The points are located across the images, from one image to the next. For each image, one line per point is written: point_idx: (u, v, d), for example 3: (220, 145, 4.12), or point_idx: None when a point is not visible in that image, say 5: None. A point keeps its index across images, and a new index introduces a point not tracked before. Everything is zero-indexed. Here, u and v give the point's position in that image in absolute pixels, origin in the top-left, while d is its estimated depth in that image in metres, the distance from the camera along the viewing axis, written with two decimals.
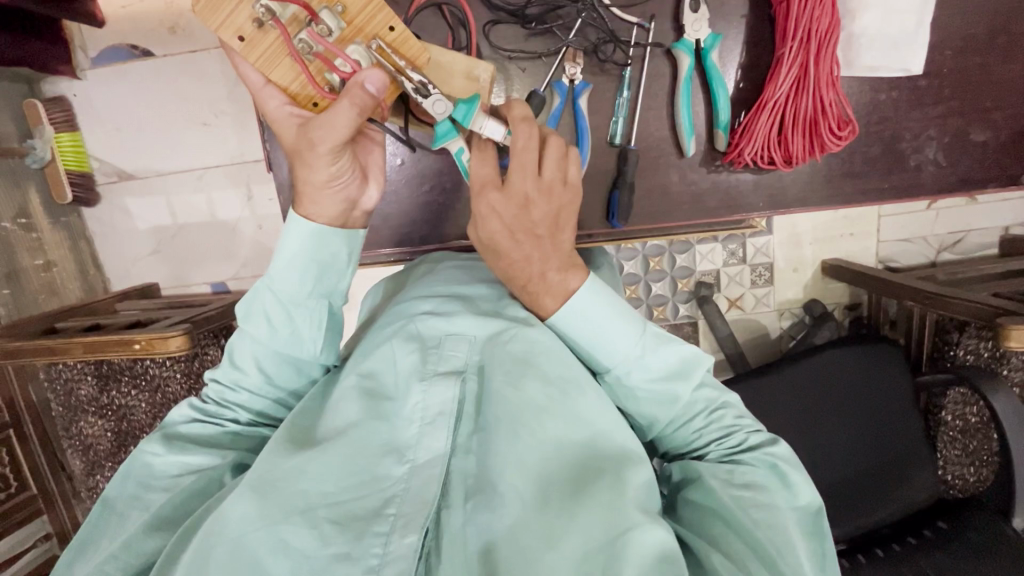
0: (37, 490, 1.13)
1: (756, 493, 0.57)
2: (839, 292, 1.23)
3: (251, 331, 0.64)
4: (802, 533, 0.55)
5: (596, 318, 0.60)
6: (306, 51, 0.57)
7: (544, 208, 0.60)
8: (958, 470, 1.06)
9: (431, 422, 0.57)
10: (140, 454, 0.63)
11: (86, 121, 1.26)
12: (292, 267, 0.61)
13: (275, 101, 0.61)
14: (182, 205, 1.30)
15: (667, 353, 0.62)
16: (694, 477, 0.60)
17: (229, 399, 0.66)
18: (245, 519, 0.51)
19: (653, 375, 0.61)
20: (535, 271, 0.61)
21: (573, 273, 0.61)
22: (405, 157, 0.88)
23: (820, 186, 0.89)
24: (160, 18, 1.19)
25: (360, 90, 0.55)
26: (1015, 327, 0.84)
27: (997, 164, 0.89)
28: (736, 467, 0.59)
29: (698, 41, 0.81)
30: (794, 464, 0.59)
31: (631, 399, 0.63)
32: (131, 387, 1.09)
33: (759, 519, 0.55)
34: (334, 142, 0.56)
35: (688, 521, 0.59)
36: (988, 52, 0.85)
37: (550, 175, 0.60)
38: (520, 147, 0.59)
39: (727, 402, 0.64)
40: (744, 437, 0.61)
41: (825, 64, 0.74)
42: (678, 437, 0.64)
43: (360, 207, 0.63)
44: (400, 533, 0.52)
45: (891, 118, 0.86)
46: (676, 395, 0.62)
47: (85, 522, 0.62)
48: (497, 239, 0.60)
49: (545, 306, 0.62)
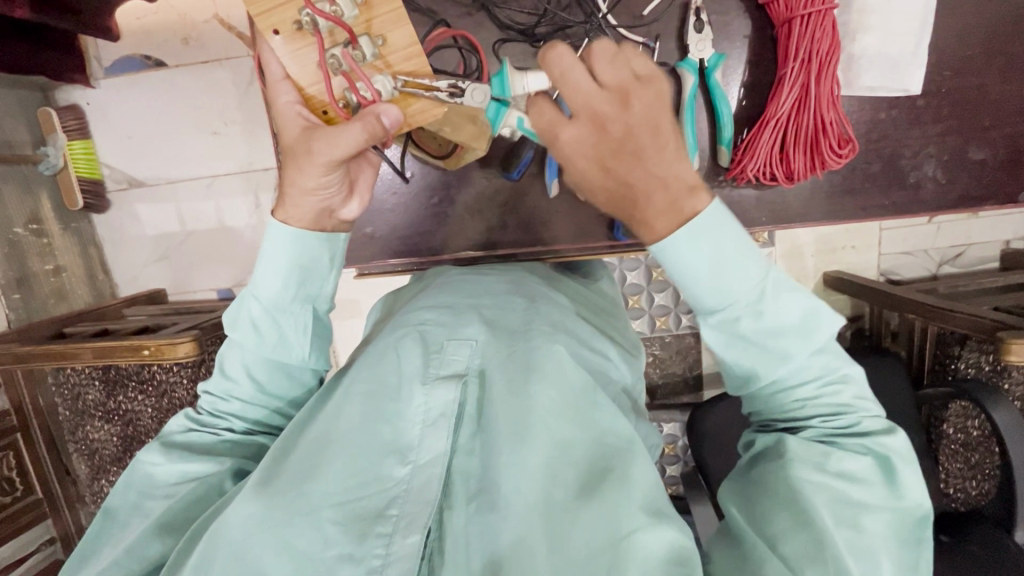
0: (42, 494, 1.13)
1: (850, 485, 0.51)
2: (841, 304, 1.24)
3: (237, 339, 0.65)
4: (892, 539, 0.50)
5: (702, 263, 0.51)
6: (335, 66, 0.62)
7: (626, 121, 0.48)
8: (959, 485, 1.06)
9: (432, 423, 0.58)
10: (140, 465, 0.64)
11: (99, 129, 1.28)
12: (274, 270, 0.61)
13: (286, 96, 0.62)
14: (192, 212, 1.32)
15: (791, 304, 0.54)
16: (779, 453, 0.55)
17: (222, 408, 0.68)
18: (250, 520, 0.52)
19: (766, 327, 0.53)
20: (654, 183, 0.49)
21: (692, 196, 0.51)
22: (414, 169, 0.89)
23: (821, 201, 0.91)
24: (173, 30, 1.22)
25: (376, 119, 0.56)
26: (1016, 341, 0.84)
27: (997, 182, 0.90)
28: (834, 451, 0.53)
29: (702, 60, 0.82)
30: (908, 461, 0.53)
31: (735, 354, 0.55)
32: (138, 392, 1.11)
33: (843, 517, 0.50)
34: (334, 158, 0.57)
35: (749, 503, 0.55)
36: (985, 73, 0.86)
37: (614, 81, 0.49)
38: (559, 73, 0.50)
39: (849, 376, 0.57)
40: (855, 420, 0.55)
41: (825, 84, 0.75)
42: (777, 403, 0.58)
43: (337, 217, 0.63)
44: (402, 533, 0.53)
45: (891, 135, 0.88)
46: (789, 353, 0.54)
47: (88, 531, 0.62)
48: (590, 179, 0.52)
49: (660, 233, 0.51)
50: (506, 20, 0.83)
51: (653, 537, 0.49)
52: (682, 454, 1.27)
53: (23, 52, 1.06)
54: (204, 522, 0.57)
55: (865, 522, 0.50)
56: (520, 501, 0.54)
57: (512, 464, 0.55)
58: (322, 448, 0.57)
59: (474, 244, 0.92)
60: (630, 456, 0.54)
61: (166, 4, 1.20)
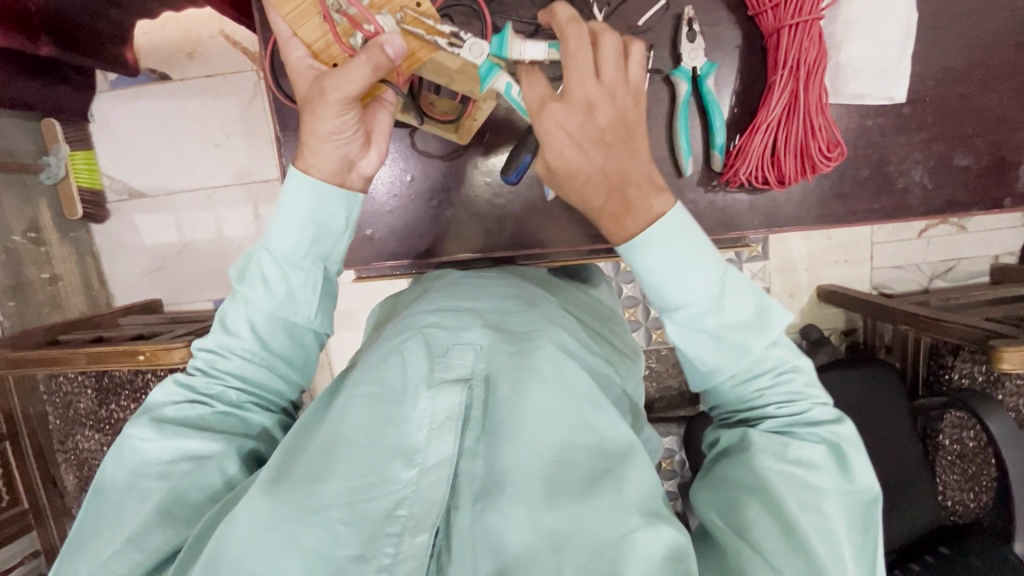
0: (28, 504, 1.12)
1: (809, 473, 0.50)
2: (835, 318, 1.25)
3: (242, 293, 0.62)
4: (848, 524, 0.49)
5: (673, 245, 0.54)
6: (337, 10, 0.63)
7: (609, 112, 0.55)
8: (958, 496, 1.06)
9: (439, 427, 0.54)
10: (129, 439, 0.58)
11: (102, 141, 1.30)
12: (289, 226, 0.61)
13: (298, 53, 0.65)
14: (191, 221, 1.33)
15: (743, 301, 0.55)
16: (742, 447, 0.53)
17: (219, 369, 0.62)
18: (257, 519, 0.48)
19: (725, 322, 0.55)
20: (613, 189, 0.56)
21: (656, 196, 0.56)
22: (414, 173, 0.91)
23: (813, 206, 0.93)
24: (179, 44, 1.24)
25: (380, 50, 0.59)
26: (1008, 349, 0.85)
27: (982, 189, 0.92)
28: (791, 440, 0.51)
29: (694, 69, 0.85)
30: (858, 447, 0.52)
31: (700, 348, 0.56)
32: (131, 401, 1.09)
33: (805, 502, 0.48)
34: (345, 93, 0.58)
35: (718, 496, 0.53)
36: (967, 83, 0.89)
37: (611, 77, 0.55)
38: (571, 53, 0.54)
39: (799, 365, 0.56)
40: (808, 406, 0.54)
41: (814, 91, 0.77)
42: (734, 395, 0.57)
43: (357, 170, 0.64)
44: (411, 533, 0.49)
45: (878, 142, 0.90)
46: (748, 348, 0.54)
47: (75, 521, 0.57)
48: (567, 157, 0.55)
49: (626, 228, 0.56)
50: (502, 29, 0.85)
51: (652, 537, 0.48)
52: (679, 468, 1.27)
53: (32, 88, 1.05)
54: (213, 517, 0.53)
55: (822, 510, 0.48)
56: (526, 500, 0.51)
57: (521, 462, 0.52)
58: (330, 450, 0.53)
59: (473, 247, 0.93)
60: (632, 459, 0.54)
61: (173, 20, 1.23)
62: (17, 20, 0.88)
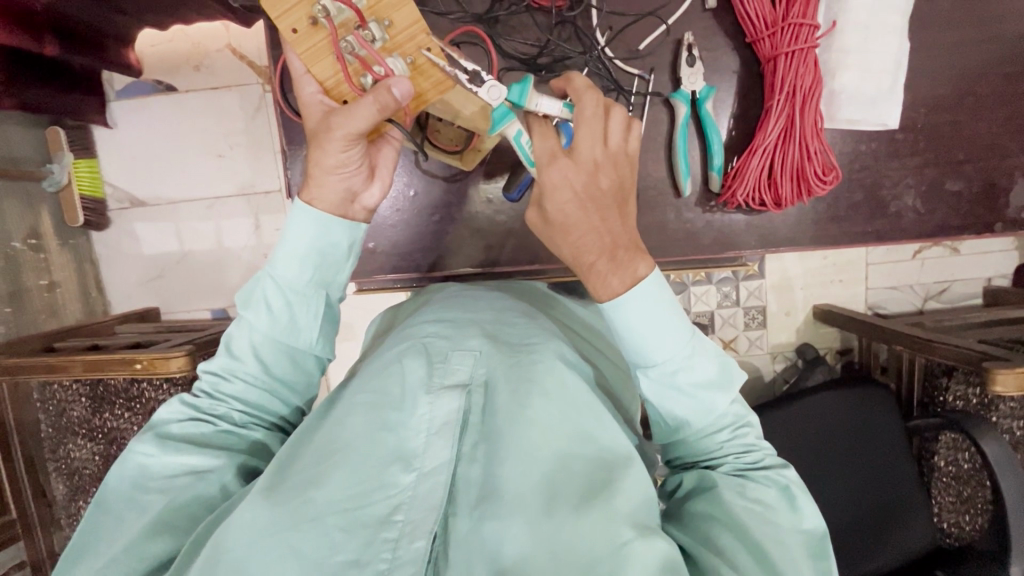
0: (15, 514, 1.10)
1: (768, 510, 0.53)
2: (831, 338, 1.26)
3: (247, 318, 0.62)
4: (807, 557, 0.52)
5: (645, 311, 0.55)
6: (349, 52, 0.60)
7: (612, 176, 0.57)
8: (953, 518, 1.06)
9: (437, 431, 0.54)
10: (133, 455, 0.58)
11: (104, 150, 1.31)
12: (294, 254, 0.61)
13: (309, 88, 0.63)
14: (192, 231, 1.34)
15: (712, 360, 0.57)
16: (706, 487, 0.56)
17: (223, 391, 0.62)
18: (252, 527, 0.48)
19: (698, 380, 0.56)
20: (607, 246, 0.56)
21: (640, 259, 0.57)
22: (417, 188, 0.92)
23: (808, 228, 0.94)
24: (186, 56, 1.26)
25: (387, 93, 0.57)
26: (1000, 370, 0.86)
27: (973, 213, 0.94)
28: (749, 481, 0.55)
29: (693, 92, 0.87)
30: (804, 489, 0.56)
31: (672, 402, 0.57)
32: (125, 410, 1.08)
33: (767, 535, 0.51)
34: (350, 132, 0.58)
35: (690, 529, 0.55)
36: (957, 111, 0.91)
37: (617, 145, 0.58)
38: (586, 117, 0.57)
39: (752, 420, 0.60)
40: (763, 456, 0.57)
41: (809, 116, 0.79)
42: (699, 446, 0.59)
43: (360, 201, 0.64)
44: (408, 538, 0.49)
45: (872, 167, 0.92)
46: (715, 404, 0.57)
47: (77, 534, 0.56)
48: (568, 211, 0.55)
49: (611, 286, 0.56)
50: (508, 50, 0.87)
51: (647, 546, 0.48)
52: None
53: (52, 93, 1.08)
54: (212, 523, 0.53)
55: (784, 542, 0.51)
56: (523, 511, 0.50)
57: (518, 470, 0.52)
58: (330, 458, 0.53)
59: (473, 262, 0.94)
60: (630, 471, 0.54)
61: (182, 33, 1.25)
62: (20, 21, 0.90)
